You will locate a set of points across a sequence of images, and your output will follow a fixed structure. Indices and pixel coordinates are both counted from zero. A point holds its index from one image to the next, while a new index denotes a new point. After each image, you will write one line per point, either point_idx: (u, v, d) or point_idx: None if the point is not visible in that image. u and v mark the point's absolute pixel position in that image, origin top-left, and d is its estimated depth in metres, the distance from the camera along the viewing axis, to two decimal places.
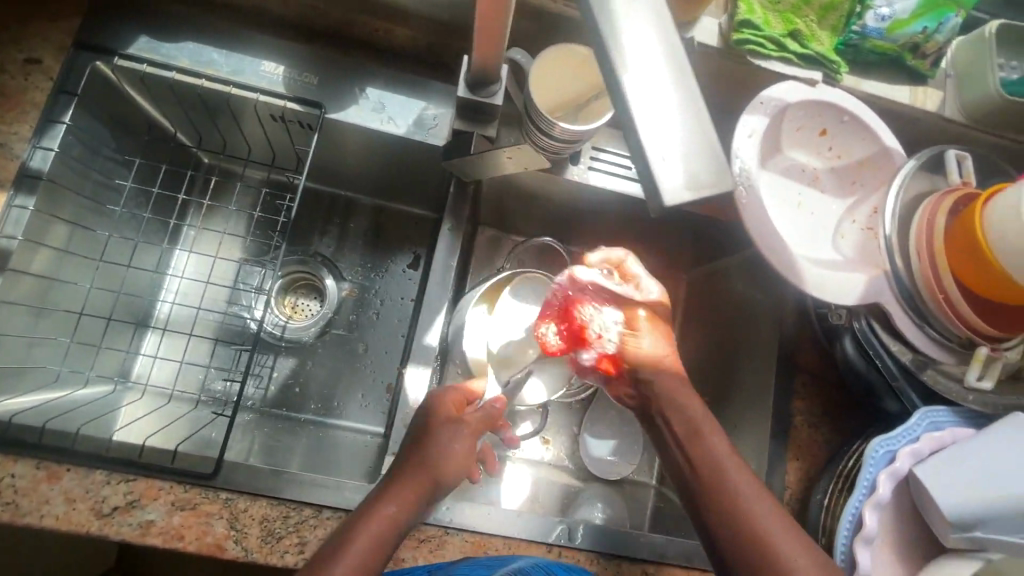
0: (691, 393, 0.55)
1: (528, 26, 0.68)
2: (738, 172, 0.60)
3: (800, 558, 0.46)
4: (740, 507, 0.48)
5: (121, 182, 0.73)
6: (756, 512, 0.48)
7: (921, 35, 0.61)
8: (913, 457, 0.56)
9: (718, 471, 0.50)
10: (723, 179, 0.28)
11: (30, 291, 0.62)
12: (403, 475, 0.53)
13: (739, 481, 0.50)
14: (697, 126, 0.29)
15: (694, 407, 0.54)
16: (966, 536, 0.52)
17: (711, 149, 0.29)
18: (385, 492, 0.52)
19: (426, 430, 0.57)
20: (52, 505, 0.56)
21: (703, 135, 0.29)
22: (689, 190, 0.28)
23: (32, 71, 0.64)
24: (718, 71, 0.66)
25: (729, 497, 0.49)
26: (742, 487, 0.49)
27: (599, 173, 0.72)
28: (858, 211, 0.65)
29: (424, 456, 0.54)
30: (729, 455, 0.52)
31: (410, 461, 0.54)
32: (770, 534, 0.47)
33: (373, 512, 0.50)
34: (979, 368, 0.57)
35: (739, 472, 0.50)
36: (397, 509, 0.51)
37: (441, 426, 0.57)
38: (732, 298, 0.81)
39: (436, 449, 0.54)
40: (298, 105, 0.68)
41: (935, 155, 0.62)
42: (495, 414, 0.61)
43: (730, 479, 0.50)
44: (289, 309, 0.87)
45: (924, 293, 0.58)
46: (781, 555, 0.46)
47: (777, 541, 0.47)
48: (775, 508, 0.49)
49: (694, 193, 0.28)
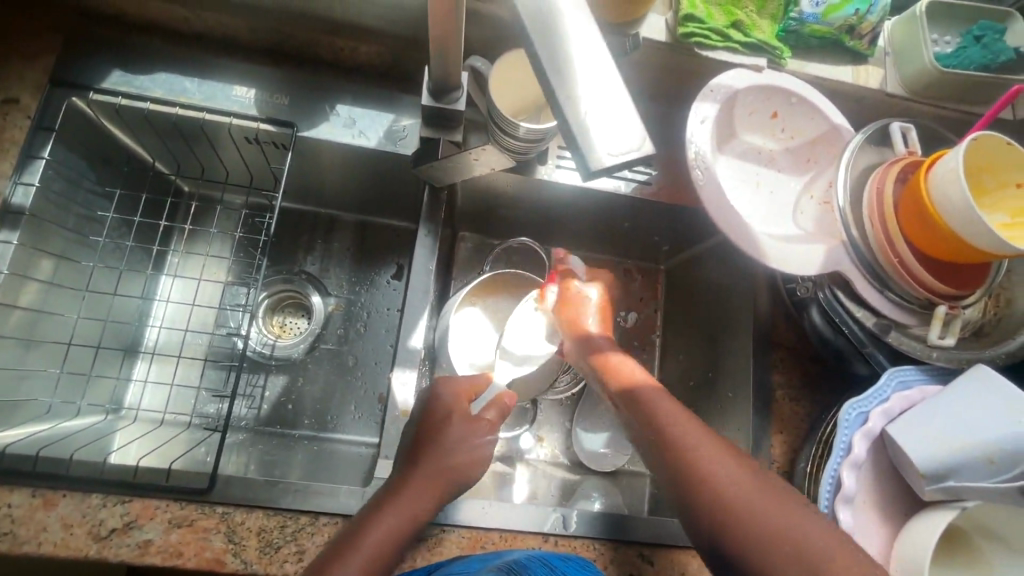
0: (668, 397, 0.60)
1: (486, 34, 0.71)
2: (692, 156, 0.63)
3: (756, 498, 0.49)
4: (694, 463, 0.52)
5: (103, 214, 0.74)
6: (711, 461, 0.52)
7: (855, 17, 0.65)
8: (885, 416, 0.58)
9: (662, 423, 0.56)
10: (643, 144, 0.32)
11: (17, 325, 0.64)
12: (406, 483, 0.55)
13: (690, 442, 0.54)
14: (610, 97, 0.33)
15: (656, 398, 0.59)
16: (941, 487, 0.54)
17: (630, 116, 0.32)
18: (398, 489, 0.55)
19: (433, 424, 0.60)
20: (49, 531, 0.57)
21: (620, 105, 0.33)
22: (612, 155, 0.32)
23: (10, 111, 0.66)
24: (669, 63, 0.70)
25: (679, 457, 0.53)
26: (683, 433, 0.55)
27: (567, 170, 0.75)
28: (815, 187, 0.68)
29: (437, 452, 0.57)
30: (676, 415, 0.57)
31: (422, 461, 0.57)
32: (726, 481, 0.50)
33: (392, 505, 0.54)
34: (939, 326, 0.60)
35: (686, 423, 0.56)
36: (405, 514, 0.54)
37: (450, 428, 0.59)
38: (709, 283, 0.84)
39: (449, 443, 0.58)
40: (270, 125, 0.70)
41: (880, 129, 0.65)
42: (504, 406, 0.65)
43: (675, 431, 0.55)
44: (277, 329, 0.89)
45: (881, 260, 0.61)
46: (735, 500, 0.49)
47: (731, 489, 0.50)
48: (736, 461, 0.52)
49: (620, 157, 0.32)
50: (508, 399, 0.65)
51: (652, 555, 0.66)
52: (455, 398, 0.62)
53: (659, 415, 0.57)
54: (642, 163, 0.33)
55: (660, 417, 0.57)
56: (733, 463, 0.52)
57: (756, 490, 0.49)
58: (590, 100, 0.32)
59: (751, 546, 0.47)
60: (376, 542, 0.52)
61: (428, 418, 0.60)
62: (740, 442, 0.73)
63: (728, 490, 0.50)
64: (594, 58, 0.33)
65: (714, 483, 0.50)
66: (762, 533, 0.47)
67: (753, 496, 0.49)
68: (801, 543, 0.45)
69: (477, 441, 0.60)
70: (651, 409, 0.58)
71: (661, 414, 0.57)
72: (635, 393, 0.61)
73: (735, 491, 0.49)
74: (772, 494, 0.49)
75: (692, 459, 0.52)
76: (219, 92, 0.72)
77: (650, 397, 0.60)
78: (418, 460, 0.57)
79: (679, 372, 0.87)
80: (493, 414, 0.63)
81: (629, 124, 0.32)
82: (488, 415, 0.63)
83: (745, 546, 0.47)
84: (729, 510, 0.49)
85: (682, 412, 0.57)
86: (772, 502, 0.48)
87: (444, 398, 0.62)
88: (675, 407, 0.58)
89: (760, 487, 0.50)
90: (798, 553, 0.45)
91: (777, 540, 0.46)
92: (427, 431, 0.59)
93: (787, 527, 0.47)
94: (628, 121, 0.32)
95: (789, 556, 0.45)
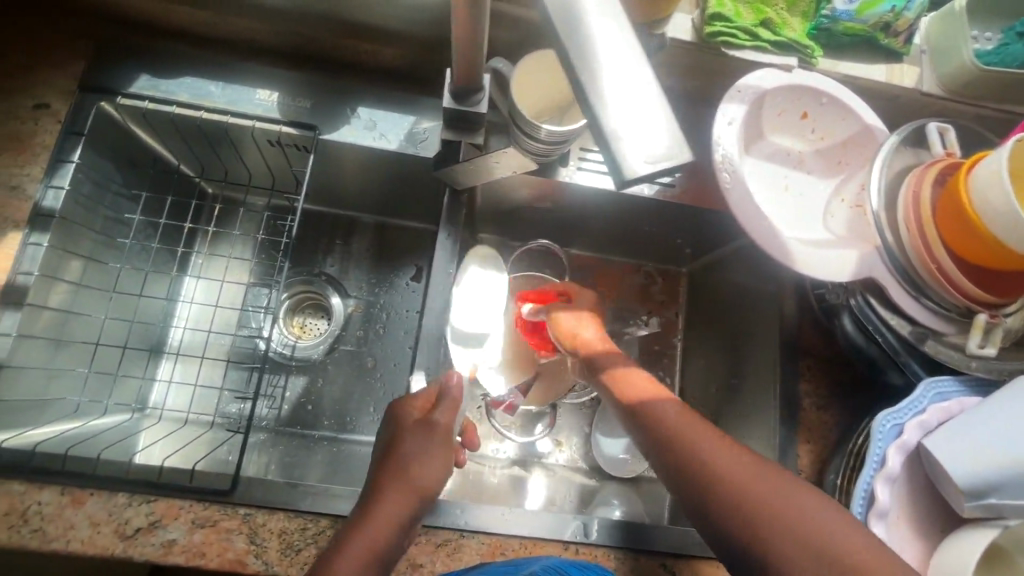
0: (667, 403, 0.57)
1: (510, 36, 0.70)
2: (719, 159, 0.61)
3: (760, 484, 0.48)
4: (690, 453, 0.51)
5: (131, 217, 0.75)
6: (717, 457, 0.50)
7: (891, 14, 0.62)
8: (921, 429, 0.55)
9: (672, 429, 0.54)
10: (681, 152, 0.31)
11: (48, 325, 0.65)
12: (370, 510, 0.51)
13: (685, 433, 0.53)
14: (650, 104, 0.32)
15: (656, 402, 0.57)
16: (980, 504, 0.51)
17: (667, 125, 0.31)
18: (366, 508, 0.51)
19: (395, 436, 0.57)
20: (77, 529, 0.58)
21: (658, 114, 0.32)
22: (649, 163, 0.31)
23: (41, 116, 0.68)
24: (696, 64, 0.68)
25: (674, 447, 0.52)
26: (699, 439, 0.52)
27: (588, 173, 0.74)
28: (846, 190, 0.66)
29: (393, 466, 0.54)
30: (670, 407, 0.56)
31: (383, 476, 0.53)
32: (726, 469, 0.49)
33: (367, 518, 0.50)
34: (979, 336, 0.57)
35: (699, 428, 0.53)
36: (369, 540, 0.49)
37: (407, 440, 0.56)
38: (733, 287, 0.82)
39: (406, 456, 0.54)
40: (294, 129, 0.71)
41: (917, 129, 0.63)
42: (457, 397, 0.59)
43: (669, 423, 0.54)
44: (297, 329, 0.89)
45: (917, 266, 0.58)
46: (738, 488, 0.48)
47: (730, 475, 0.49)
48: (733, 447, 0.51)
49: (652, 165, 0.31)
50: (454, 378, 0.60)
51: (674, 566, 0.64)
52: (409, 411, 0.59)
53: (649, 408, 0.56)
54: (677, 172, 0.32)
55: (664, 420, 0.55)
56: (733, 451, 0.51)
57: (761, 477, 0.48)
58: (627, 104, 0.31)
59: (764, 535, 0.46)
60: (355, 559, 0.48)
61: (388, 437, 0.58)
62: (766, 450, 0.71)
63: (739, 484, 0.48)
64: (635, 69, 0.32)
65: (716, 472, 0.49)
66: (776, 525, 0.46)
67: (758, 481, 0.48)
68: (819, 534, 0.45)
69: (430, 451, 0.55)
70: (637, 403, 0.58)
71: (666, 420, 0.54)
72: (644, 404, 0.57)
73: (739, 479, 0.48)
74: (804, 496, 0.47)
75: (690, 450, 0.51)
76: (242, 95, 0.72)
77: (645, 398, 0.58)
78: (382, 475, 0.53)
79: (702, 378, 0.86)
80: (448, 407, 0.58)
81: (666, 133, 0.31)
82: (450, 407, 0.59)
83: (756, 536, 0.46)
84: (740, 504, 0.47)
85: (678, 405, 0.56)
86: (777, 487, 0.48)
87: (403, 415, 0.59)
88: (692, 416, 0.55)
89: (760, 470, 0.49)
90: (812, 540, 0.44)
91: (802, 539, 0.45)
92: (388, 450, 0.56)
93: (794, 511, 0.46)
94: (665, 129, 0.31)
95: (809, 545, 0.44)
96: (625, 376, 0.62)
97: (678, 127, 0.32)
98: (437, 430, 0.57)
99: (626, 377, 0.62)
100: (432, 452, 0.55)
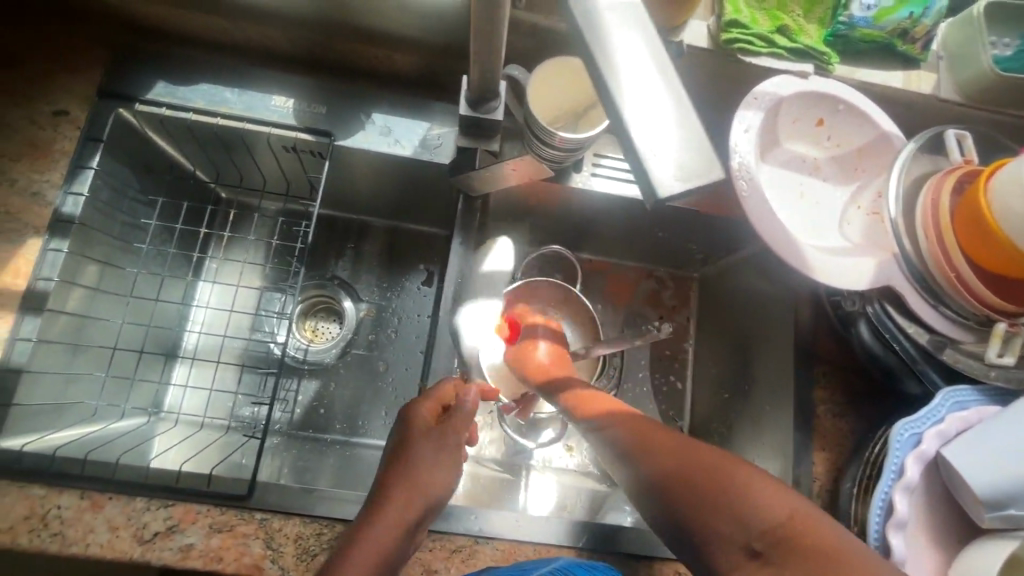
0: (628, 416, 0.58)
1: (525, 43, 0.70)
2: (736, 167, 0.61)
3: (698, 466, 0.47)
4: (641, 452, 0.52)
5: (147, 222, 0.76)
6: (662, 451, 0.50)
7: (909, 20, 0.63)
8: (940, 438, 0.55)
9: (630, 433, 0.54)
10: (713, 170, 0.30)
11: (66, 330, 0.66)
12: (377, 515, 0.51)
13: (639, 437, 0.53)
14: (682, 121, 0.31)
15: (617, 415, 0.58)
16: (999, 515, 0.51)
17: (701, 142, 0.30)
18: (374, 514, 0.51)
19: (403, 442, 0.57)
20: (95, 533, 0.58)
21: (691, 131, 0.31)
22: (681, 181, 0.30)
23: (60, 122, 0.69)
24: (711, 70, 0.68)
25: (631, 450, 0.53)
26: (649, 438, 0.52)
27: (602, 178, 0.74)
28: (862, 197, 0.66)
29: (402, 471, 0.54)
30: (627, 421, 0.57)
31: (392, 480, 0.53)
32: (668, 458, 0.49)
33: (373, 524, 0.50)
34: (999, 344, 0.56)
35: (651, 431, 0.53)
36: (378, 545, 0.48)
37: (414, 446, 0.56)
38: (746, 293, 0.82)
39: (413, 463, 0.54)
40: (309, 135, 0.71)
41: (935, 136, 0.63)
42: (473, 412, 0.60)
43: (626, 431, 0.55)
44: (310, 333, 0.89)
45: (936, 274, 0.58)
46: (678, 474, 0.47)
47: (671, 461, 0.49)
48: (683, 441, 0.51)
49: (685, 183, 0.30)
50: (471, 395, 0.60)
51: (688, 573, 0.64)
52: (422, 416, 0.59)
53: (610, 422, 0.58)
54: (710, 192, 0.31)
55: (621, 429, 0.56)
56: (678, 444, 0.51)
57: (699, 458, 0.48)
58: (654, 119, 0.31)
59: (705, 514, 0.44)
60: (361, 565, 0.47)
61: (396, 443, 0.58)
62: (781, 457, 0.70)
63: (681, 470, 0.48)
64: (661, 85, 0.32)
65: (660, 462, 0.49)
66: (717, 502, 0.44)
67: (695, 462, 0.48)
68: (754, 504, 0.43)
69: (435, 458, 0.56)
70: (598, 418, 0.60)
71: (624, 428, 0.55)
72: (604, 420, 0.59)
73: (679, 464, 0.48)
74: (739, 472, 0.45)
75: (643, 449, 0.52)
76: (258, 102, 0.72)
77: (607, 413, 0.59)
78: (392, 482, 0.53)
79: (714, 384, 0.85)
80: (470, 406, 0.60)
81: (699, 150, 0.30)
82: (464, 412, 0.59)
83: (699, 517, 0.45)
84: (682, 489, 0.46)
85: (632, 416, 0.57)
86: (718, 465, 0.47)
87: (416, 419, 0.58)
88: (645, 423, 0.55)
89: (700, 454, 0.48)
90: (750, 511, 0.42)
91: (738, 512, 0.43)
92: (396, 455, 0.56)
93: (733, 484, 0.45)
94: (697, 146, 0.30)
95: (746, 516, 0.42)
96: (590, 398, 0.64)
97: (710, 145, 0.31)
98: (445, 433, 0.58)
99: (591, 399, 0.63)
100: (436, 458, 0.56)
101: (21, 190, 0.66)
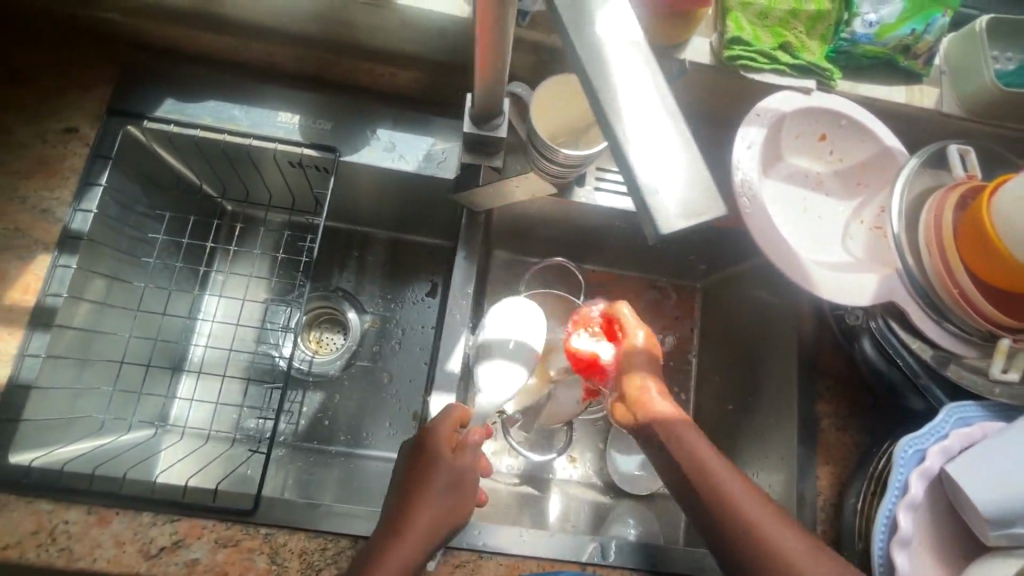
0: (689, 425, 0.59)
1: (529, 59, 0.71)
2: (739, 183, 0.61)
3: (750, 502, 0.52)
4: (698, 470, 0.55)
5: (154, 236, 0.77)
6: (718, 474, 0.54)
7: (911, 37, 0.63)
8: (944, 455, 0.55)
9: (689, 450, 0.57)
10: (714, 207, 0.30)
11: (74, 345, 0.66)
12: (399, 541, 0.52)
13: (697, 453, 0.56)
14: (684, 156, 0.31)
15: (675, 418, 0.59)
16: (1004, 533, 0.51)
17: (702, 177, 0.31)
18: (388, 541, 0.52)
19: (419, 466, 0.57)
20: (102, 549, 0.59)
21: (693, 166, 0.31)
22: (683, 218, 0.30)
23: (69, 140, 0.69)
24: (714, 86, 0.69)
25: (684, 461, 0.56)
26: (709, 459, 0.55)
27: (606, 194, 0.75)
28: (865, 213, 0.66)
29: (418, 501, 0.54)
30: (688, 426, 0.59)
31: (411, 505, 0.54)
32: (723, 483, 0.53)
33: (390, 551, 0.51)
34: (1002, 360, 0.57)
35: (711, 450, 0.56)
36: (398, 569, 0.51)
37: (435, 471, 0.56)
38: (749, 305, 0.82)
39: (432, 491, 0.55)
40: (314, 150, 0.72)
41: (937, 151, 0.63)
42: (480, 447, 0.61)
43: (687, 444, 0.57)
44: (314, 344, 0.90)
45: (939, 290, 0.58)
46: (731, 501, 0.52)
47: (723, 486, 0.53)
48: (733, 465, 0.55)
49: (688, 221, 0.30)
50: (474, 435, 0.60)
51: None
52: (441, 439, 0.58)
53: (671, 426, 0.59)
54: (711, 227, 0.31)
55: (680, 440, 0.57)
56: (732, 470, 0.55)
57: (751, 496, 0.53)
58: (656, 152, 0.31)
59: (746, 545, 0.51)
60: None
61: (410, 464, 0.58)
62: (785, 470, 0.70)
63: (734, 500, 0.52)
64: (663, 117, 0.32)
65: (715, 484, 0.54)
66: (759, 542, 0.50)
67: (746, 497, 0.52)
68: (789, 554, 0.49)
69: (445, 492, 0.56)
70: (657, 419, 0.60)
71: (686, 443, 0.57)
72: (664, 426, 0.59)
73: (732, 494, 0.53)
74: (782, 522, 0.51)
75: (700, 469, 0.55)
76: (265, 118, 0.73)
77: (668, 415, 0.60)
78: (409, 506, 0.54)
79: (718, 396, 0.85)
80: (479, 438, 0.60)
81: (700, 185, 0.30)
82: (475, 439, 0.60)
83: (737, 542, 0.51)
84: (731, 517, 0.52)
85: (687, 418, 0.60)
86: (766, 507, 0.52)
87: (432, 443, 0.58)
88: (703, 438, 0.58)
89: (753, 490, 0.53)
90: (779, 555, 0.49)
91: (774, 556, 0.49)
92: (413, 481, 0.56)
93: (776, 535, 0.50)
94: (699, 182, 0.30)
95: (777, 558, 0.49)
96: (650, 401, 0.62)
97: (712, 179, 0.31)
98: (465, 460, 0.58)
99: (651, 403, 0.62)
100: (449, 486, 0.56)
101: (30, 207, 0.67)
